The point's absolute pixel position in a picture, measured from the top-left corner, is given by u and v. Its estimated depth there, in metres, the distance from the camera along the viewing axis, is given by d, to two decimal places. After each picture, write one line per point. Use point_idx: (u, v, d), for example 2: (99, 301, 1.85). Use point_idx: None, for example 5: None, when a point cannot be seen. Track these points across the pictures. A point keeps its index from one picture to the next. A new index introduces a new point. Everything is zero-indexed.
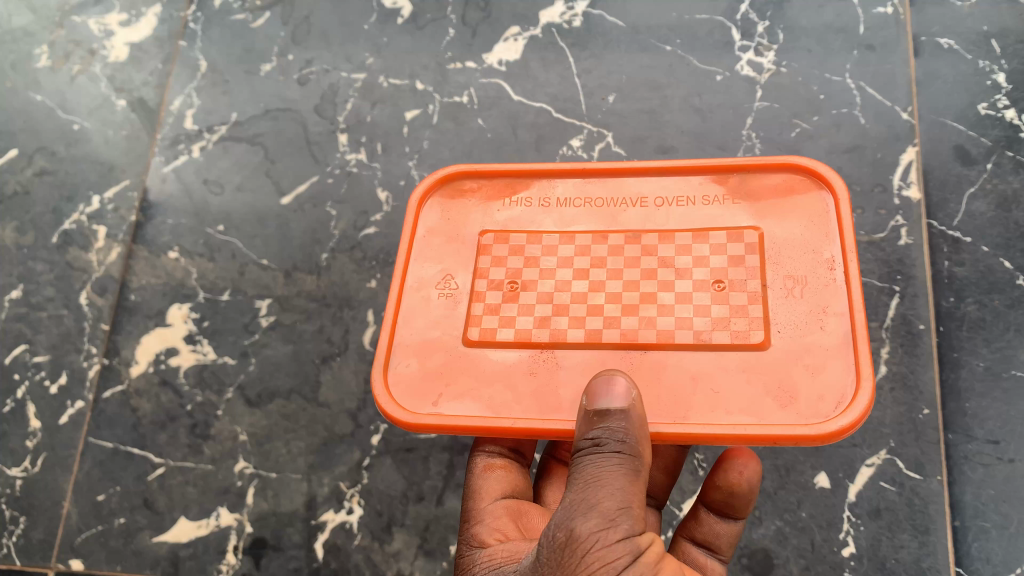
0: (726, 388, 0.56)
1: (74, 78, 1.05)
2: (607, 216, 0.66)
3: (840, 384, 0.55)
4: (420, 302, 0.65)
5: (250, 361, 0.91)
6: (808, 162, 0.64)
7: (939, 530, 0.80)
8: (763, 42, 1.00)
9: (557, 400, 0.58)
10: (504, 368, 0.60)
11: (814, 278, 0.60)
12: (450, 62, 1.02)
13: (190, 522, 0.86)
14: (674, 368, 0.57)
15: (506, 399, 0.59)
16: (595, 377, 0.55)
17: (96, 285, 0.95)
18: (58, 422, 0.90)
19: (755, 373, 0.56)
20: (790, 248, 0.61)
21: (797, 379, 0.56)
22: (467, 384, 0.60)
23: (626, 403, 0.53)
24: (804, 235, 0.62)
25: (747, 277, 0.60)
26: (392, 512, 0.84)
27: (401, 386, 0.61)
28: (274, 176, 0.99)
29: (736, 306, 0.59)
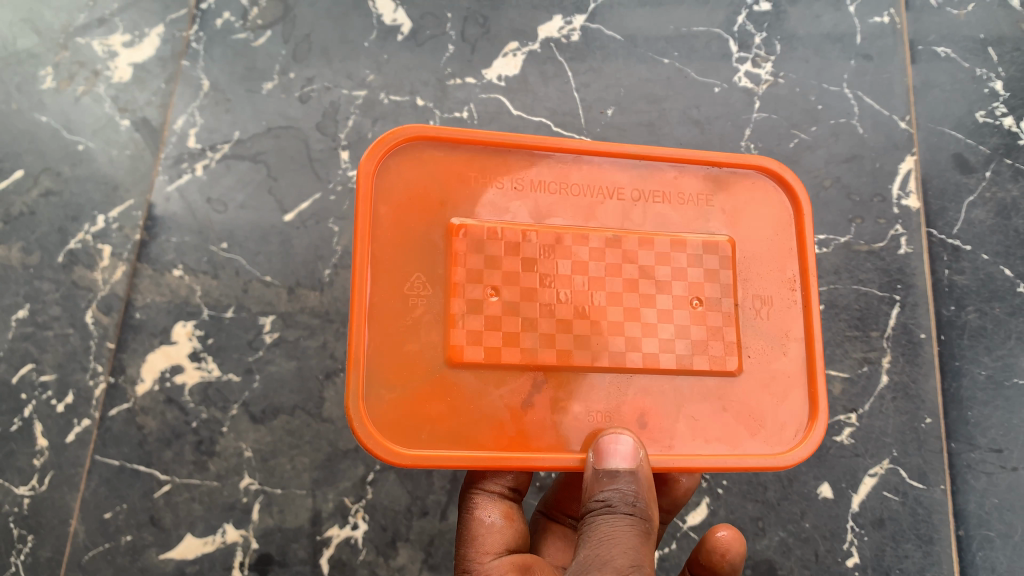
0: (704, 416, 0.66)
1: (79, 98, 1.05)
2: (584, 210, 0.69)
3: (797, 414, 0.67)
4: (392, 306, 0.65)
5: (254, 378, 0.92)
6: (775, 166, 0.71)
7: (943, 539, 0.81)
8: (761, 53, 1.00)
9: (552, 430, 0.64)
10: (499, 386, 0.64)
11: (777, 301, 0.69)
12: (449, 78, 1.03)
13: (196, 539, 0.87)
14: (661, 393, 0.66)
15: (504, 425, 0.64)
16: (601, 436, 0.63)
17: (102, 304, 0.96)
18: (64, 441, 0.91)
19: (726, 400, 0.67)
20: (752, 258, 0.70)
21: (761, 406, 0.67)
22: (463, 407, 0.64)
23: (632, 462, 0.61)
24: (769, 253, 0.70)
25: (721, 297, 0.68)
26: (397, 527, 0.87)
27: (383, 415, 0.63)
28: (277, 194, 1.00)
29: (712, 326, 0.67)
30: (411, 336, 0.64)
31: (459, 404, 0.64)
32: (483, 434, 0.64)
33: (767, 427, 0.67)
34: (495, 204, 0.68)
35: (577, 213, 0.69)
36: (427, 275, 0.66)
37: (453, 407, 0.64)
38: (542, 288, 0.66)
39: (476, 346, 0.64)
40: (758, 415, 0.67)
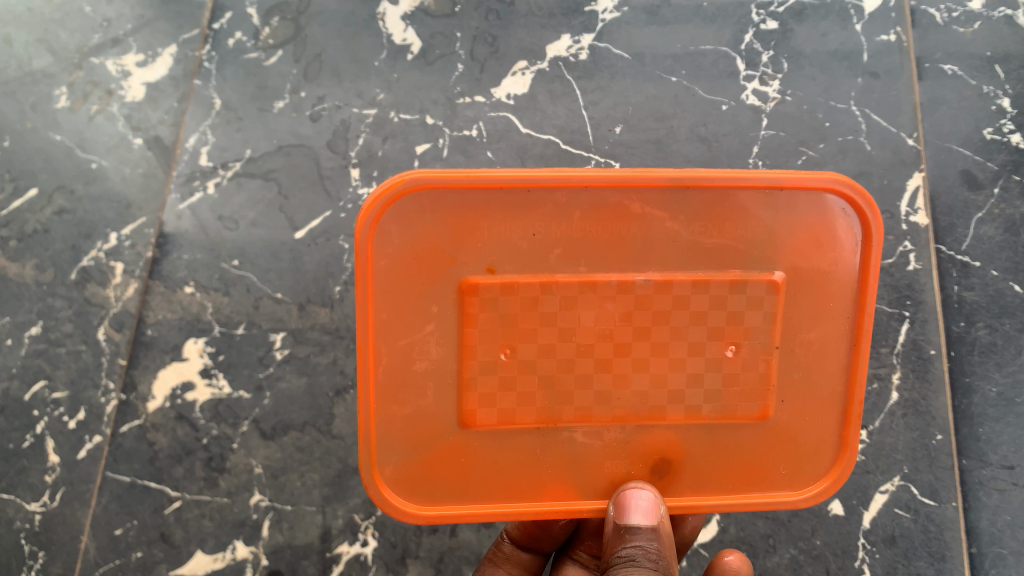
0: (724, 456, 0.70)
1: (93, 118, 1.04)
2: (609, 247, 0.67)
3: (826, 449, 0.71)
4: (402, 374, 0.68)
5: (265, 395, 0.93)
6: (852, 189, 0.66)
7: (955, 557, 0.85)
8: (768, 71, 1.01)
9: (570, 483, 0.69)
10: (516, 445, 0.69)
11: (820, 345, 0.69)
12: (459, 96, 1.03)
13: (207, 555, 0.90)
14: (688, 439, 0.70)
15: (528, 480, 0.69)
16: (620, 492, 0.67)
17: (114, 321, 0.96)
18: (76, 457, 0.92)
19: (750, 442, 0.70)
20: (802, 301, 0.69)
21: (785, 445, 0.71)
22: (493, 461, 0.69)
23: (653, 517, 0.64)
24: (806, 291, 0.69)
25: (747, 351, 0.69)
26: (406, 544, 0.89)
27: (400, 475, 0.69)
28: (288, 212, 1.00)
29: (733, 379, 0.69)
30: (435, 391, 0.68)
31: (478, 464, 0.69)
32: (504, 489, 0.69)
33: (792, 462, 0.71)
34: (511, 253, 0.67)
35: (604, 257, 0.67)
36: (441, 331, 0.67)
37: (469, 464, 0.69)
38: (562, 343, 0.68)
39: (489, 407, 0.68)
40: (784, 461, 0.70)
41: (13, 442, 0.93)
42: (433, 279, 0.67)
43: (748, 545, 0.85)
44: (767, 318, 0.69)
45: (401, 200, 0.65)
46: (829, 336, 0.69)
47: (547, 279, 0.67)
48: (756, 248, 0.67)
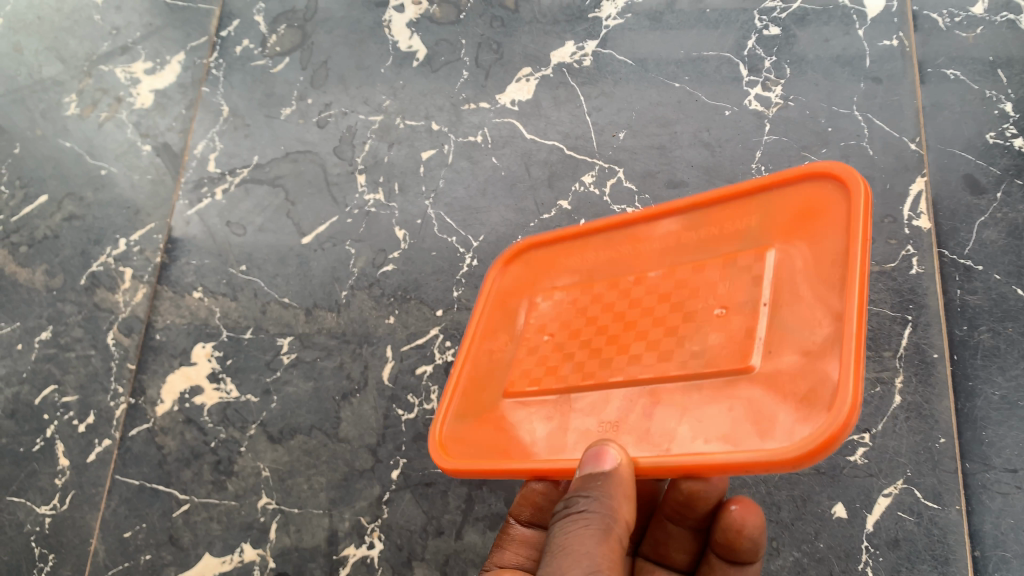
0: (710, 416, 0.56)
1: (102, 125, 1.07)
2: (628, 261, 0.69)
3: (827, 383, 0.53)
4: (482, 366, 0.73)
5: (272, 399, 0.93)
6: (828, 163, 0.61)
7: (959, 560, 0.82)
8: (770, 77, 1.02)
9: (563, 442, 0.62)
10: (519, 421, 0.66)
11: (819, 275, 0.58)
12: (464, 103, 1.05)
13: (215, 558, 0.87)
14: (678, 396, 0.59)
15: (516, 444, 0.64)
16: (589, 447, 0.57)
17: (123, 325, 0.98)
18: (86, 460, 0.93)
19: (748, 396, 0.55)
20: (796, 257, 0.60)
21: (786, 390, 0.54)
22: (498, 432, 0.67)
23: (609, 471, 0.55)
24: (813, 234, 0.60)
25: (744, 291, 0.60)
26: (412, 546, 0.86)
27: (450, 438, 0.70)
28: (295, 217, 1.01)
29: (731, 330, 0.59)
30: (485, 388, 0.71)
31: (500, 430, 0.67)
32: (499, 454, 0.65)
33: (809, 411, 0.52)
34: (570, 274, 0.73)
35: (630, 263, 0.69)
36: (509, 341, 0.73)
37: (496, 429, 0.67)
38: (585, 329, 0.67)
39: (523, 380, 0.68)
40: (790, 408, 0.53)
41: (22, 445, 0.94)
42: (510, 311, 0.75)
43: None
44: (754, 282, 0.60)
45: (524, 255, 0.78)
46: (822, 266, 0.58)
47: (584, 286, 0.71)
48: (749, 233, 0.64)
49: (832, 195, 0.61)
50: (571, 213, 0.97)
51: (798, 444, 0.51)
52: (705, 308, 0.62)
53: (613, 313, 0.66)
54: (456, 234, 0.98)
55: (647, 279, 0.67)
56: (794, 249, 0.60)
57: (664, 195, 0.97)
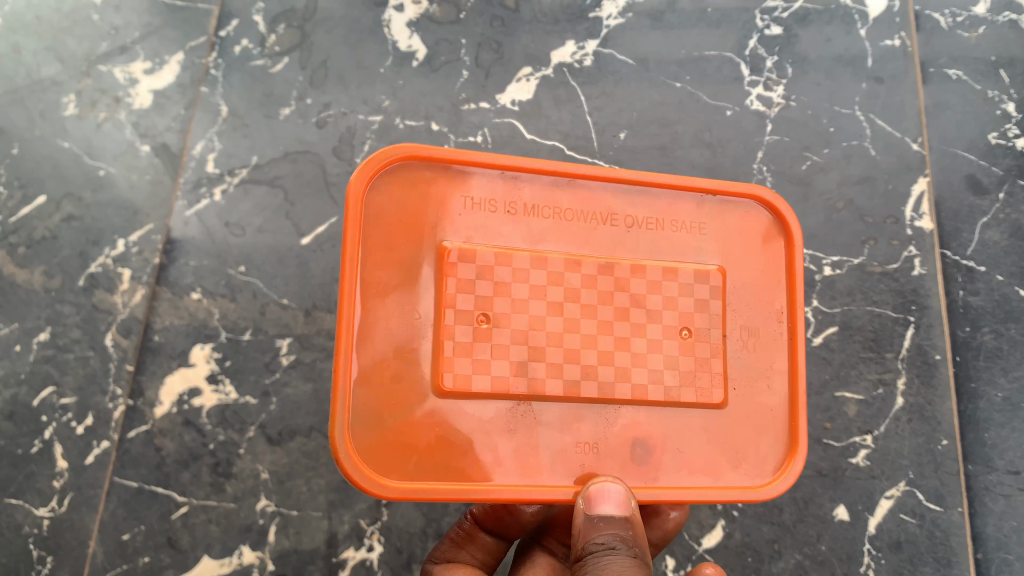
0: (686, 449, 0.65)
1: (101, 125, 1.04)
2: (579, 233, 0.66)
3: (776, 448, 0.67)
4: (383, 331, 0.62)
5: (271, 401, 0.94)
6: (773, 197, 0.69)
7: (961, 562, 0.85)
8: (772, 76, 1.01)
9: (537, 462, 0.62)
10: (479, 426, 0.62)
11: (765, 329, 0.68)
12: (464, 102, 1.04)
13: (213, 560, 0.90)
14: (657, 424, 0.65)
15: (491, 461, 0.62)
16: (589, 484, 0.61)
17: (121, 327, 0.97)
18: (84, 462, 0.93)
19: (715, 433, 0.65)
20: (738, 289, 0.68)
21: (746, 436, 0.66)
22: (460, 442, 0.62)
23: (626, 509, 0.60)
24: (757, 275, 0.69)
25: (710, 327, 0.66)
26: (412, 549, 0.90)
27: (368, 444, 0.60)
28: (294, 218, 1.00)
29: (699, 360, 0.66)
30: (411, 363, 0.62)
31: (450, 438, 0.62)
32: (472, 469, 0.61)
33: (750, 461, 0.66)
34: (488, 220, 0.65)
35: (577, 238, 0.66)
36: (417, 293, 0.63)
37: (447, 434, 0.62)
38: (539, 314, 0.64)
39: (469, 373, 0.62)
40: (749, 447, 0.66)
41: (20, 447, 0.93)
42: (408, 245, 0.63)
43: (753, 550, 0.85)
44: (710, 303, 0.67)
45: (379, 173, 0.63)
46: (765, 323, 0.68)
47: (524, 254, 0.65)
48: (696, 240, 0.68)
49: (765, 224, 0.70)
50: None
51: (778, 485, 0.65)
52: (672, 330, 0.66)
53: (573, 300, 0.65)
54: None
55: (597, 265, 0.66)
56: (732, 277, 0.68)
57: None
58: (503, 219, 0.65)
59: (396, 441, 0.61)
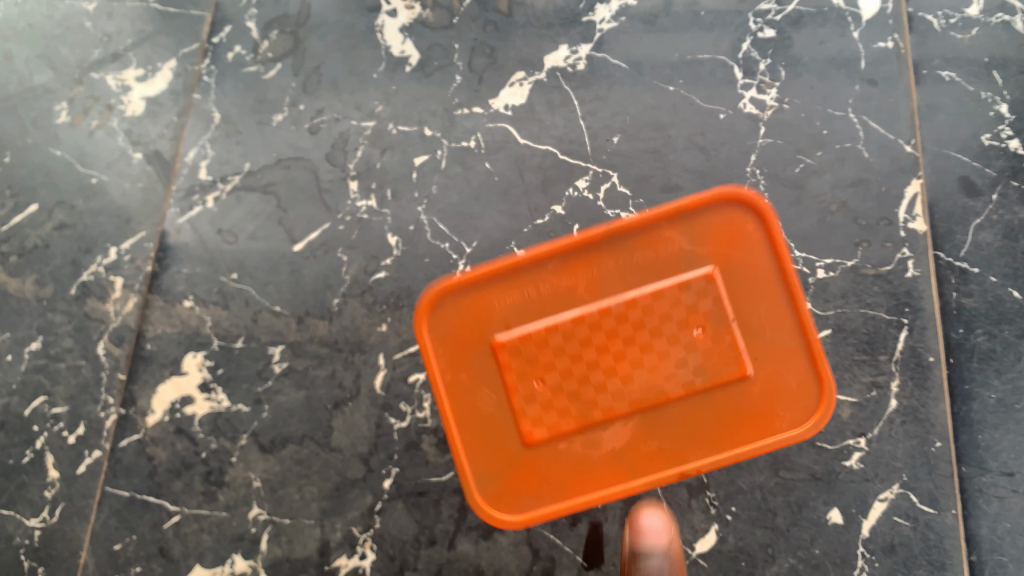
0: (724, 414, 0.84)
1: (93, 132, 1.04)
2: (591, 285, 0.84)
3: (808, 386, 0.84)
4: (473, 419, 0.85)
5: (263, 409, 0.93)
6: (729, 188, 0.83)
7: (955, 565, 0.85)
8: (765, 79, 1.01)
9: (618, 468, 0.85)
10: (557, 454, 0.85)
11: (772, 312, 0.84)
12: (457, 107, 1.04)
13: (206, 569, 0.90)
14: (693, 411, 0.84)
15: (575, 476, 0.85)
16: None
17: (113, 336, 0.97)
18: (75, 472, 0.93)
19: (742, 401, 0.84)
20: (745, 279, 0.84)
21: (777, 389, 0.84)
22: (557, 470, 0.85)
23: None
24: (756, 265, 0.84)
25: (722, 322, 0.83)
26: (405, 556, 0.89)
27: (492, 499, 0.86)
28: (287, 225, 1.00)
29: (715, 350, 0.83)
30: (496, 430, 0.85)
31: (545, 472, 0.85)
32: (568, 489, 0.85)
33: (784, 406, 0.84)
34: (521, 311, 0.85)
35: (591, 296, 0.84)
36: (490, 387, 0.85)
37: (541, 475, 0.85)
38: (576, 364, 0.84)
39: (539, 426, 0.85)
40: (779, 407, 0.84)
41: (13, 457, 0.94)
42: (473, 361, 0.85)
43: (746, 555, 0.87)
44: (717, 308, 0.83)
45: (431, 310, 0.86)
46: (774, 302, 0.84)
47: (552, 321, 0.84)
48: (685, 256, 0.84)
49: (742, 217, 0.84)
50: (565, 219, 1.00)
51: (808, 428, 0.84)
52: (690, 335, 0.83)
53: (599, 347, 0.84)
54: (449, 239, 0.99)
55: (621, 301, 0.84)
56: (735, 271, 0.84)
57: (659, 200, 0.99)
58: (529, 305, 0.85)
59: (507, 492, 0.86)
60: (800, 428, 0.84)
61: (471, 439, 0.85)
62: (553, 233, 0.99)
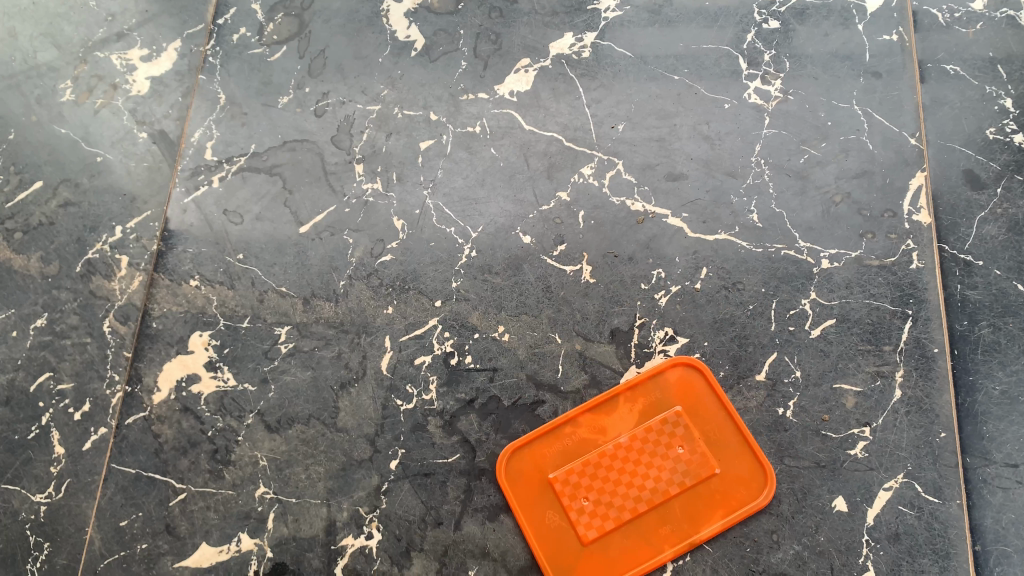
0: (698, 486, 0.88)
1: (98, 111, 1.04)
2: (593, 452, 0.90)
3: (757, 472, 0.88)
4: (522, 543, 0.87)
5: (270, 388, 0.93)
6: (686, 359, 0.92)
7: (959, 554, 0.85)
8: (770, 70, 1.01)
9: (626, 534, 0.87)
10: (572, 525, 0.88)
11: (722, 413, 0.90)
12: (462, 93, 1.03)
13: (212, 547, 0.89)
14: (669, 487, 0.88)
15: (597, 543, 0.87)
16: None
17: (119, 313, 0.96)
18: (81, 449, 0.92)
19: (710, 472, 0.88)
20: (706, 433, 0.89)
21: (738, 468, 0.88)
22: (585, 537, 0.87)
23: None
24: (708, 405, 0.90)
25: (687, 441, 0.89)
26: (411, 537, 0.88)
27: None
28: (293, 206, 1.00)
29: (682, 455, 0.89)
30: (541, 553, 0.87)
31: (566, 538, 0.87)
32: (583, 557, 0.87)
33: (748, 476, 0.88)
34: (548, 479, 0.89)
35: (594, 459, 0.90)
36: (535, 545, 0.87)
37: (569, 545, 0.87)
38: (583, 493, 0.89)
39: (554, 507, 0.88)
40: (741, 482, 0.88)
41: (17, 434, 0.93)
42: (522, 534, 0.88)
43: (752, 541, 0.86)
44: (688, 457, 0.89)
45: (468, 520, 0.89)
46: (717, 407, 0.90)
47: (562, 479, 0.89)
48: (658, 417, 0.90)
49: (699, 386, 0.91)
50: (570, 205, 0.99)
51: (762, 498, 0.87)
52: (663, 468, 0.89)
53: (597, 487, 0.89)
54: (455, 224, 0.99)
55: (611, 463, 0.89)
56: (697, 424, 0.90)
57: (663, 188, 0.98)
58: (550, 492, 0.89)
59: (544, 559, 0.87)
60: (758, 496, 0.87)
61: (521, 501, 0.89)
62: (558, 218, 0.98)
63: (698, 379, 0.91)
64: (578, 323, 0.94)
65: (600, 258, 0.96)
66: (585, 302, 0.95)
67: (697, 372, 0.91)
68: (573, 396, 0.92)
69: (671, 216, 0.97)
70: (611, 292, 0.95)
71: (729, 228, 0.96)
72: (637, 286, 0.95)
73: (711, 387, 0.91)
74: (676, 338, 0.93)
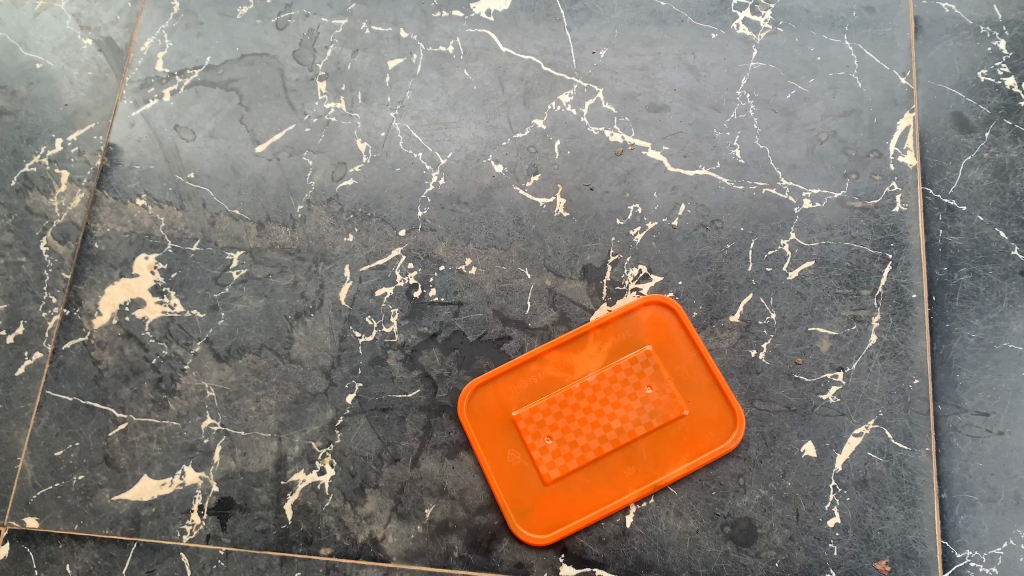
0: (665, 428, 0.85)
1: (38, 14, 0.96)
2: (559, 391, 0.87)
3: (726, 415, 0.85)
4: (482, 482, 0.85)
5: (220, 315, 0.89)
6: (659, 298, 0.88)
7: (925, 502, 0.83)
8: (760, 0, 0.96)
9: (590, 474, 0.85)
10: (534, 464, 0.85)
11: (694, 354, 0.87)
12: (435, 10, 0.97)
13: (153, 480, 0.85)
14: (636, 428, 0.85)
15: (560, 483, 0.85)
16: None
17: (58, 232, 0.91)
18: (14, 374, 0.88)
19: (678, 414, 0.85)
20: (675, 374, 0.87)
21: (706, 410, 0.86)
22: (548, 476, 0.85)
23: None
24: (679, 345, 0.87)
25: (656, 381, 0.86)
26: (366, 473, 0.85)
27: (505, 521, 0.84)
28: (249, 124, 0.94)
29: (651, 395, 0.86)
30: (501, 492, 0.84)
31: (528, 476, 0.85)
32: (545, 496, 0.84)
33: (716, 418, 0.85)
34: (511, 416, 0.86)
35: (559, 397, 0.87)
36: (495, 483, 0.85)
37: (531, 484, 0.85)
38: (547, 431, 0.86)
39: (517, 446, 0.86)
40: (710, 424, 0.85)
41: None
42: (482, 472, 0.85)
43: (717, 484, 0.84)
44: (657, 398, 0.86)
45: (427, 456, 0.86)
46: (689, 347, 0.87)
47: (526, 417, 0.86)
48: (628, 355, 0.87)
49: (671, 326, 0.88)
50: (546, 133, 0.94)
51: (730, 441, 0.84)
52: (631, 408, 0.86)
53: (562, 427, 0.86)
54: (423, 149, 0.93)
55: (577, 402, 0.86)
56: (667, 364, 0.87)
57: (643, 120, 0.93)
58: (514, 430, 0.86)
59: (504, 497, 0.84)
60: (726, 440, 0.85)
61: (483, 439, 0.86)
62: (532, 147, 0.93)
63: (670, 318, 0.88)
64: (549, 259, 0.90)
65: (574, 191, 0.92)
66: (557, 237, 0.91)
67: (669, 310, 0.88)
68: (540, 332, 0.88)
69: (651, 149, 0.92)
70: (584, 227, 0.91)
71: (710, 163, 0.92)
72: (612, 222, 0.91)
73: (683, 328, 0.88)
74: (650, 277, 0.89)
